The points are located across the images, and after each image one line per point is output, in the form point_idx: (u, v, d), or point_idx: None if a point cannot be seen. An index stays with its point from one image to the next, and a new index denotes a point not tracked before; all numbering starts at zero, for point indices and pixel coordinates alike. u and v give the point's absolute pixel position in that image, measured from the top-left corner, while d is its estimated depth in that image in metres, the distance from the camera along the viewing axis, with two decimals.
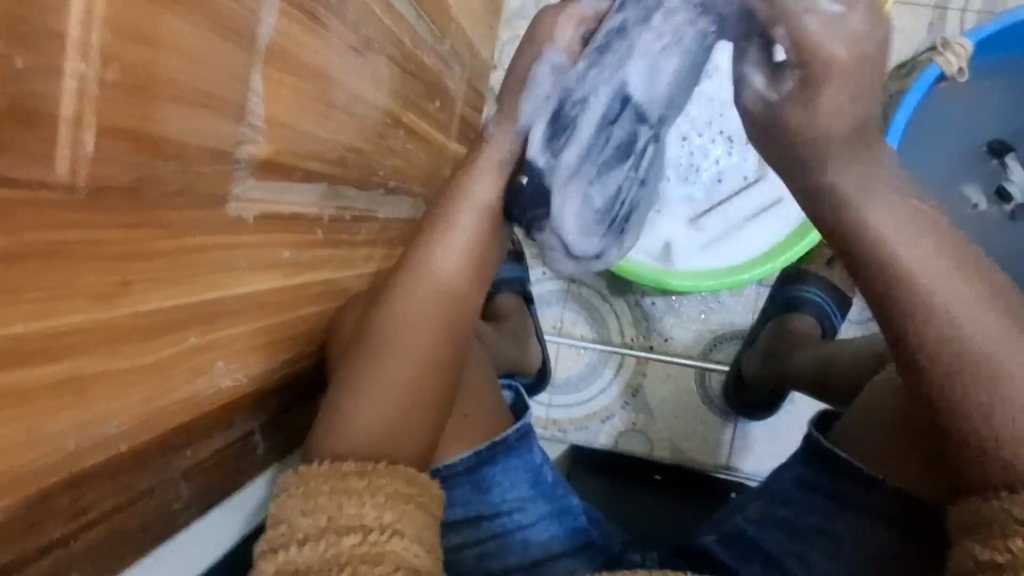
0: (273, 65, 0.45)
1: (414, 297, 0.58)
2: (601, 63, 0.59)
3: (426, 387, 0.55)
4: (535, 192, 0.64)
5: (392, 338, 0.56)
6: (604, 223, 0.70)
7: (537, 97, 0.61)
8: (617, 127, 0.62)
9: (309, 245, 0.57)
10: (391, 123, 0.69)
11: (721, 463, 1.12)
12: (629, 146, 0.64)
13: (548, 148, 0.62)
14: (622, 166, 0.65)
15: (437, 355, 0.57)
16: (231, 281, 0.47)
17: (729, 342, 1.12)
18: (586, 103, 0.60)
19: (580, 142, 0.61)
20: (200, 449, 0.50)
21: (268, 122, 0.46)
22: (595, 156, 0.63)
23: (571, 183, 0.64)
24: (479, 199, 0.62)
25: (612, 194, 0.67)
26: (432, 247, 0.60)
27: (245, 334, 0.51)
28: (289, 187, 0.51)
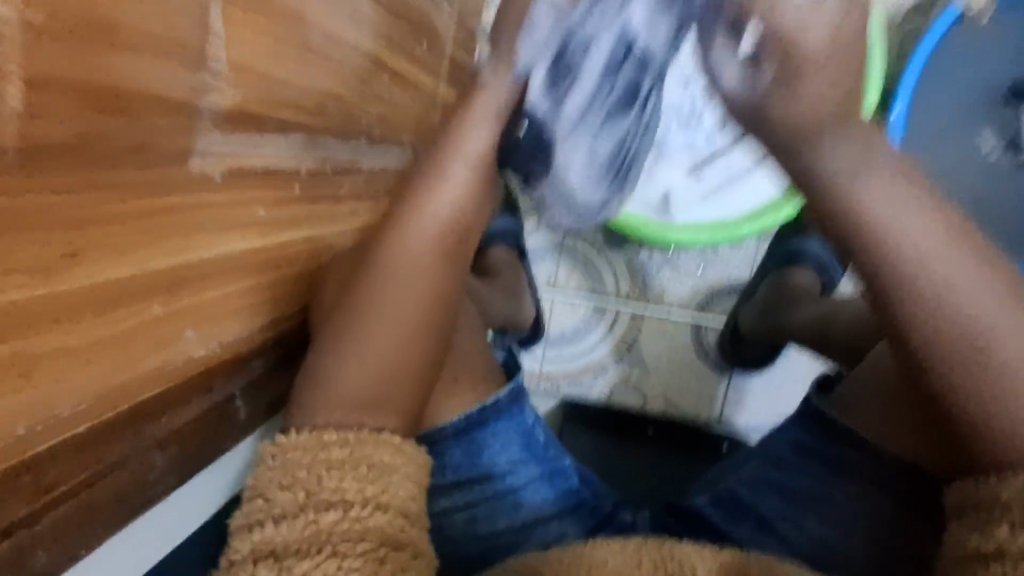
0: (232, 3, 0.41)
1: (402, 260, 0.55)
2: (603, 3, 0.57)
3: (411, 350, 0.53)
4: (535, 140, 0.63)
5: (376, 299, 0.53)
6: (609, 175, 0.69)
7: (536, 40, 0.57)
8: (622, 74, 0.61)
9: (288, 203, 0.53)
10: (374, 67, 0.64)
11: (714, 416, 1.12)
12: (633, 93, 0.64)
13: (550, 94, 0.60)
14: (626, 116, 0.65)
15: (426, 321, 0.54)
16: (196, 243, 0.43)
17: (726, 296, 1.10)
18: (590, 47, 0.59)
19: (583, 89, 0.60)
20: (177, 416, 0.48)
21: (230, 68, 0.42)
22: (599, 104, 0.62)
23: (576, 133, 0.63)
24: (469, 155, 0.58)
25: (617, 147, 0.66)
26: (418, 203, 0.56)
27: (220, 299, 0.48)
28: (262, 141, 0.47)
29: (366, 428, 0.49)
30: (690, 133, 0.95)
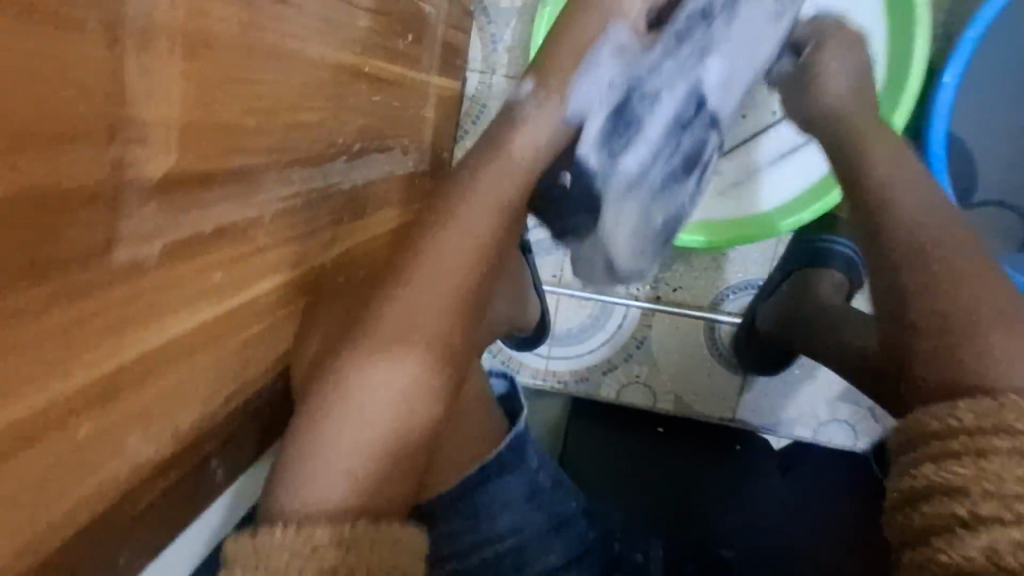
0: (160, 51, 0.33)
1: (401, 312, 0.48)
2: (676, 53, 0.56)
3: (406, 418, 0.47)
4: (586, 194, 0.60)
5: (372, 358, 0.47)
6: (656, 247, 0.68)
7: (599, 85, 0.55)
8: (687, 135, 0.61)
9: (256, 256, 0.47)
10: (348, 79, 0.56)
11: (726, 416, 1.08)
12: (694, 155, 0.63)
13: (607, 142, 0.57)
14: (685, 176, 0.64)
15: (424, 384, 0.48)
16: (139, 334, 0.37)
17: (743, 293, 1.04)
18: (655, 98, 0.57)
19: (643, 143, 0.59)
20: (142, 498, 0.42)
21: (165, 129, 0.35)
22: (659, 161, 0.61)
23: (632, 195, 0.61)
24: (485, 197, 0.52)
25: (671, 208, 0.65)
26: (426, 247, 0.50)
27: (185, 382, 0.42)
28: (211, 199, 0.40)
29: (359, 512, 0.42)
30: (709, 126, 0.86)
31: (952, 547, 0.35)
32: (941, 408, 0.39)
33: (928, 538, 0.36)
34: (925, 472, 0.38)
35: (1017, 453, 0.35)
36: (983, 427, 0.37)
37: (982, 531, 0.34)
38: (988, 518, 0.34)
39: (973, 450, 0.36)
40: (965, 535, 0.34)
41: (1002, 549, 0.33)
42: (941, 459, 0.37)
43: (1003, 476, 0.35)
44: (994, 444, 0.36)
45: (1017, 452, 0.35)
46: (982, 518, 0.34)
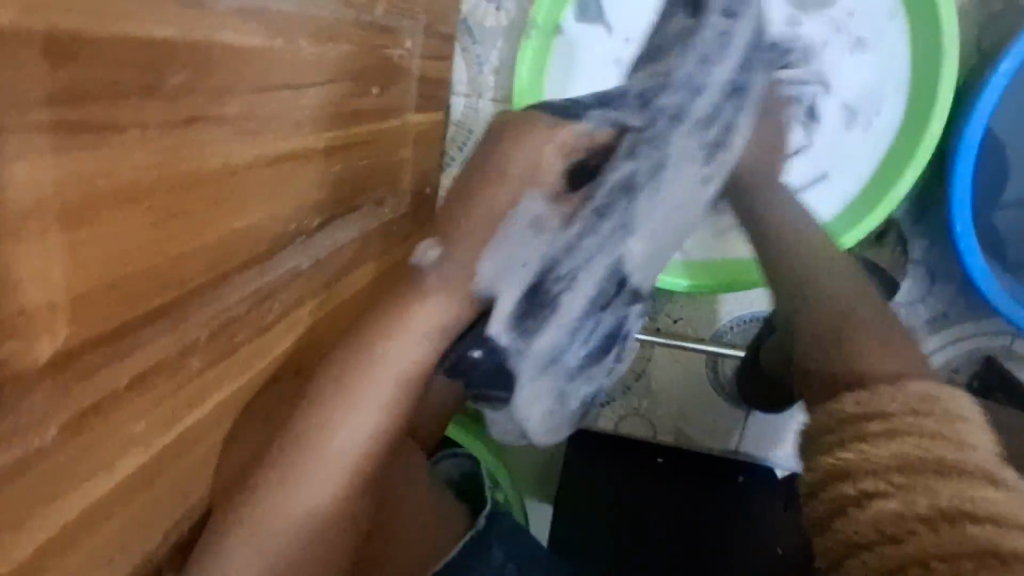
0: (41, 224, 0.29)
1: (312, 459, 0.47)
2: (596, 231, 0.53)
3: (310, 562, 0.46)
4: (495, 370, 0.55)
5: (322, 441, 0.47)
6: (570, 415, 0.63)
7: (509, 263, 0.51)
8: (602, 314, 0.57)
9: (196, 379, 0.44)
10: (301, 162, 0.52)
11: (728, 449, 1.04)
12: (611, 334, 0.59)
13: (518, 327, 0.53)
14: (601, 355, 0.60)
15: (330, 531, 0.47)
16: (56, 509, 0.34)
17: (747, 325, 0.98)
18: (568, 279, 0.53)
19: (553, 327, 0.55)
20: None
21: (56, 303, 0.31)
22: (573, 343, 0.57)
23: (541, 375, 0.57)
24: (420, 332, 0.49)
25: (586, 387, 0.61)
26: (390, 330, 0.49)
27: (117, 530, 0.40)
28: (129, 347, 0.37)
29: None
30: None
31: (846, 524, 0.41)
32: (825, 409, 0.47)
33: (831, 522, 0.42)
34: (820, 464, 0.44)
35: (888, 435, 0.42)
36: (865, 419, 0.44)
37: (868, 506, 0.40)
38: (871, 492, 0.40)
39: (855, 438, 0.43)
40: (855, 512, 0.40)
41: (885, 517, 0.39)
42: (832, 450, 0.44)
43: (878, 455, 0.41)
44: (868, 430, 0.43)
45: (887, 434, 0.42)
46: (864, 493, 0.41)
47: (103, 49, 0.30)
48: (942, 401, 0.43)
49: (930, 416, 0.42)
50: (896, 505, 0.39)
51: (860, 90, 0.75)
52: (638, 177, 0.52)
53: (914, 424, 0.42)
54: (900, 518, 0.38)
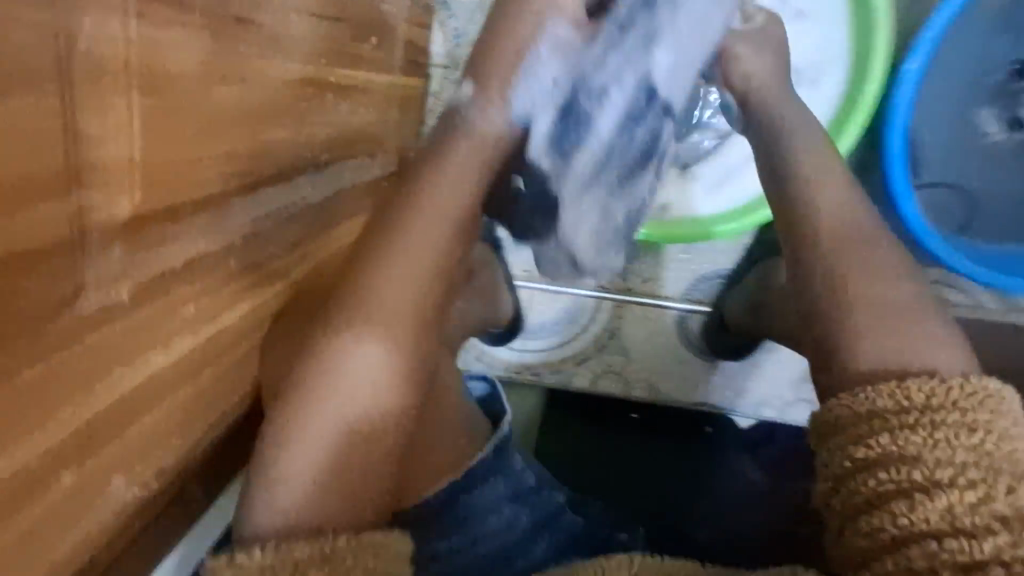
0: (115, 90, 0.31)
1: (352, 347, 0.46)
2: (620, 44, 0.52)
3: (365, 455, 0.45)
4: (536, 198, 0.56)
5: (335, 374, 0.45)
6: (620, 240, 0.60)
7: (537, 84, 0.52)
8: (640, 127, 0.54)
9: (228, 282, 0.46)
10: (314, 91, 0.54)
11: (698, 402, 1.10)
12: (653, 146, 0.56)
13: (554, 148, 0.53)
14: (645, 171, 0.57)
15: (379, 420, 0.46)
16: (116, 379, 0.36)
17: (711, 283, 1.05)
18: (602, 95, 0.52)
19: (592, 145, 0.53)
20: (142, 532, 0.43)
21: (124, 168, 0.33)
22: (614, 161, 0.55)
23: (585, 194, 0.55)
24: (438, 207, 0.50)
25: (634, 209, 0.59)
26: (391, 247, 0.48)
27: (162, 419, 0.41)
28: (177, 233, 0.39)
29: (336, 530, 0.41)
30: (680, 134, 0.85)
31: (911, 510, 0.38)
32: (886, 390, 0.42)
33: (885, 502, 0.39)
34: (883, 445, 0.40)
35: (964, 428, 0.40)
36: (931, 404, 0.41)
37: (941, 494, 0.37)
38: (944, 482, 0.38)
39: (928, 425, 0.40)
40: (925, 500, 0.37)
41: (958, 511, 0.37)
42: (898, 431, 0.40)
43: (953, 445, 0.39)
44: (943, 418, 0.40)
45: (964, 426, 0.40)
46: (938, 482, 0.38)
47: None
48: (1008, 403, 0.42)
49: (1001, 414, 0.41)
50: (972, 500, 0.37)
51: (808, 50, 0.83)
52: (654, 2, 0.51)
53: (990, 421, 0.40)
54: (976, 514, 0.36)
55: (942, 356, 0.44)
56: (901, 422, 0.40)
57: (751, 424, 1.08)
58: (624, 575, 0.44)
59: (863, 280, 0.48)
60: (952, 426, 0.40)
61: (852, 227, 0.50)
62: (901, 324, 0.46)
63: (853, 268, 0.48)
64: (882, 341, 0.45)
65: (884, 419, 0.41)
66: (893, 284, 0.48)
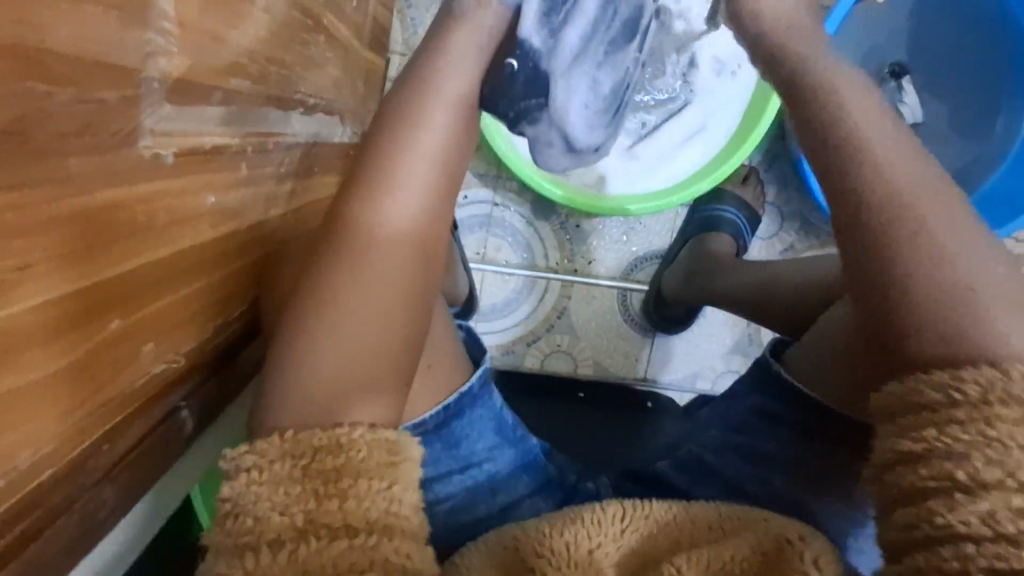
0: None
1: (375, 237, 0.45)
2: None
3: (398, 330, 0.44)
4: (531, 78, 0.55)
5: (359, 258, 0.44)
6: (610, 113, 0.63)
7: None
8: (622, 1, 0.57)
9: (235, 186, 0.46)
10: (311, 28, 0.56)
11: (639, 376, 1.17)
12: (636, 24, 0.59)
13: (546, 23, 0.54)
14: (629, 47, 0.60)
15: (407, 294, 0.45)
16: (150, 243, 0.35)
17: (648, 262, 1.14)
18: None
19: (582, 18, 0.55)
20: (122, 442, 0.42)
21: (177, 25, 0.34)
22: (602, 34, 0.57)
23: (573, 69, 0.57)
24: (449, 95, 0.50)
25: (620, 80, 0.61)
26: (379, 196, 0.46)
27: (179, 307, 0.40)
28: (204, 114, 0.39)
29: (348, 420, 0.40)
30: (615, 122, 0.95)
31: (950, 511, 0.35)
32: (940, 379, 0.38)
33: (925, 498, 0.36)
34: (928, 438, 0.37)
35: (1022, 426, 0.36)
36: (990, 399, 0.36)
37: (984, 496, 0.34)
38: (990, 483, 0.35)
39: (979, 421, 0.36)
40: (967, 497, 0.35)
41: (1002, 515, 0.34)
42: (944, 426, 0.37)
43: (1006, 445, 0.35)
44: (998, 414, 0.36)
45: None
46: (985, 483, 0.35)
47: None
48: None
49: None
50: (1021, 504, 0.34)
51: (727, 45, 0.94)
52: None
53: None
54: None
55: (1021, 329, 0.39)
56: (955, 417, 0.37)
57: (686, 401, 1.17)
58: (613, 527, 0.47)
59: (951, 247, 0.41)
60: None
61: (919, 191, 0.43)
62: (978, 286, 0.40)
63: (927, 233, 0.42)
64: (952, 302, 0.40)
65: (931, 408, 0.38)
66: (981, 253, 0.41)
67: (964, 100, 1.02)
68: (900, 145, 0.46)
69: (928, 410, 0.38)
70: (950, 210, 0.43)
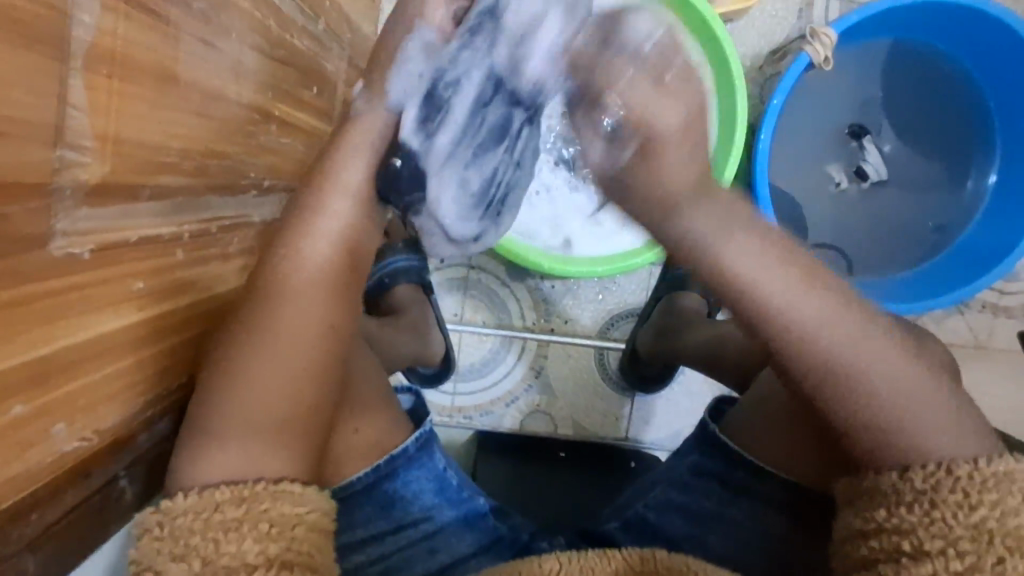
0: (96, 69, 0.37)
1: (278, 324, 0.48)
2: (473, 44, 0.54)
3: (295, 408, 0.48)
4: (412, 175, 0.56)
5: (258, 343, 0.48)
6: (480, 207, 0.66)
7: (409, 77, 0.54)
8: (490, 109, 0.58)
9: (168, 268, 0.49)
10: (261, 119, 0.60)
11: (620, 436, 1.17)
12: (504, 130, 0.61)
13: (425, 128, 0.56)
14: (497, 150, 0.62)
15: (304, 374, 0.48)
16: (62, 330, 0.38)
17: (624, 320, 1.16)
18: (460, 84, 0.55)
19: (452, 125, 0.57)
20: (52, 511, 0.43)
21: (95, 139, 0.38)
22: (468, 139, 0.59)
23: (446, 165, 0.59)
24: (348, 185, 0.51)
25: (488, 180, 0.64)
26: (297, 240, 0.50)
27: (96, 386, 0.43)
28: (131, 210, 0.43)
29: (262, 476, 0.46)
30: (577, 188, 0.98)
31: None
32: (890, 477, 0.43)
33: (873, 567, 0.42)
34: (878, 518, 0.43)
35: (964, 506, 0.41)
36: (935, 486, 0.42)
37: (927, 562, 0.39)
38: (932, 552, 0.40)
39: (926, 502, 0.42)
40: (910, 566, 0.40)
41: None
42: (895, 506, 0.42)
43: (951, 522, 0.40)
44: (944, 497, 0.41)
45: (965, 505, 0.41)
46: (926, 552, 0.40)
47: None
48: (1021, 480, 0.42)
49: (1014, 494, 0.41)
50: (958, 568, 0.39)
51: None
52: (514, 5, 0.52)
53: (995, 499, 0.40)
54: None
55: (963, 430, 0.44)
56: (904, 505, 0.42)
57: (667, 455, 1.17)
58: None
59: (908, 370, 0.45)
60: (963, 503, 0.41)
61: (853, 331, 0.45)
62: (909, 396, 0.44)
63: (892, 352, 0.45)
64: (892, 416, 0.44)
65: (883, 495, 0.43)
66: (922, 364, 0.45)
67: (929, 143, 1.05)
68: (816, 298, 0.45)
69: (878, 497, 0.44)
70: (896, 331, 0.47)
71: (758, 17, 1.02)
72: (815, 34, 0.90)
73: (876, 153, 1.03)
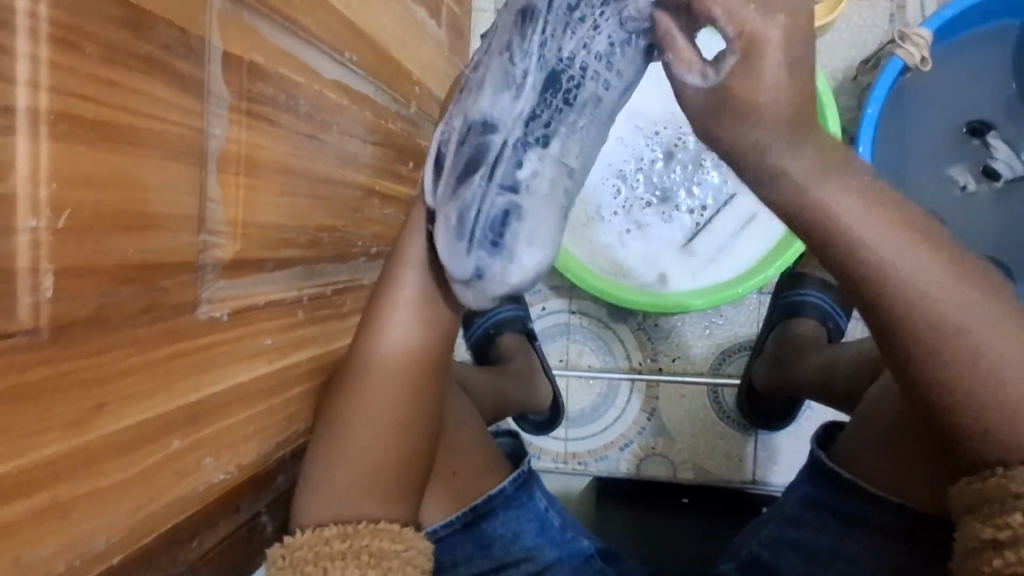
0: (228, 170, 0.47)
1: (366, 392, 0.55)
2: (459, 95, 0.53)
3: (388, 461, 0.54)
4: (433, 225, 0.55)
5: (353, 409, 0.55)
6: (477, 245, 0.51)
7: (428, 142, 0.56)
8: (468, 142, 0.51)
9: (291, 327, 0.58)
10: (365, 195, 0.69)
11: (747, 478, 1.10)
12: (492, 154, 0.51)
13: (433, 183, 0.54)
14: (485, 176, 0.51)
15: (395, 429, 0.54)
16: (208, 379, 0.47)
17: (736, 354, 1.11)
18: (448, 133, 0.53)
19: (444, 169, 0.53)
20: (208, 539, 0.51)
21: (228, 224, 0.48)
22: (457, 175, 0.52)
23: (440, 212, 0.53)
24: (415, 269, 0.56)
25: (480, 213, 0.51)
26: (379, 323, 0.56)
27: (234, 426, 0.51)
28: (260, 279, 0.53)
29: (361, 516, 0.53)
30: (670, 219, 0.98)
31: None
32: None
33: None
34: None
35: None
36: None
37: None
38: None
39: None
40: None
41: None
42: None
43: None
44: None
45: None
46: None
47: (273, 81, 0.51)
48: None
49: None
50: None
51: None
52: (489, 49, 0.52)
53: None
54: None
55: None
56: None
57: None
58: None
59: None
60: None
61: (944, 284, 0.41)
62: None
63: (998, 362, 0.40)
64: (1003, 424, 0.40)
65: None
66: None
67: None
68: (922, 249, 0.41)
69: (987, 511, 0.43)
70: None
71: (844, 28, 0.99)
72: (905, 35, 0.84)
73: (1006, 147, 0.93)
